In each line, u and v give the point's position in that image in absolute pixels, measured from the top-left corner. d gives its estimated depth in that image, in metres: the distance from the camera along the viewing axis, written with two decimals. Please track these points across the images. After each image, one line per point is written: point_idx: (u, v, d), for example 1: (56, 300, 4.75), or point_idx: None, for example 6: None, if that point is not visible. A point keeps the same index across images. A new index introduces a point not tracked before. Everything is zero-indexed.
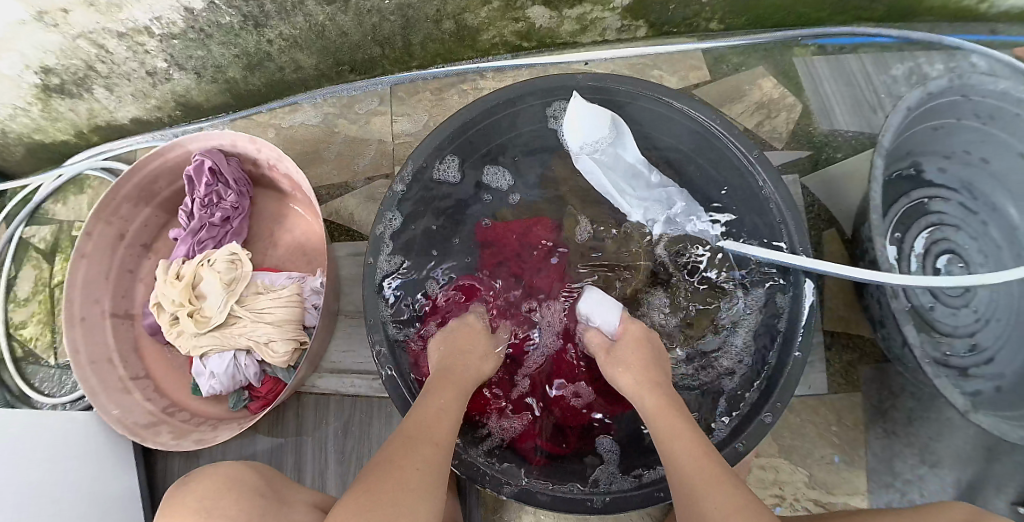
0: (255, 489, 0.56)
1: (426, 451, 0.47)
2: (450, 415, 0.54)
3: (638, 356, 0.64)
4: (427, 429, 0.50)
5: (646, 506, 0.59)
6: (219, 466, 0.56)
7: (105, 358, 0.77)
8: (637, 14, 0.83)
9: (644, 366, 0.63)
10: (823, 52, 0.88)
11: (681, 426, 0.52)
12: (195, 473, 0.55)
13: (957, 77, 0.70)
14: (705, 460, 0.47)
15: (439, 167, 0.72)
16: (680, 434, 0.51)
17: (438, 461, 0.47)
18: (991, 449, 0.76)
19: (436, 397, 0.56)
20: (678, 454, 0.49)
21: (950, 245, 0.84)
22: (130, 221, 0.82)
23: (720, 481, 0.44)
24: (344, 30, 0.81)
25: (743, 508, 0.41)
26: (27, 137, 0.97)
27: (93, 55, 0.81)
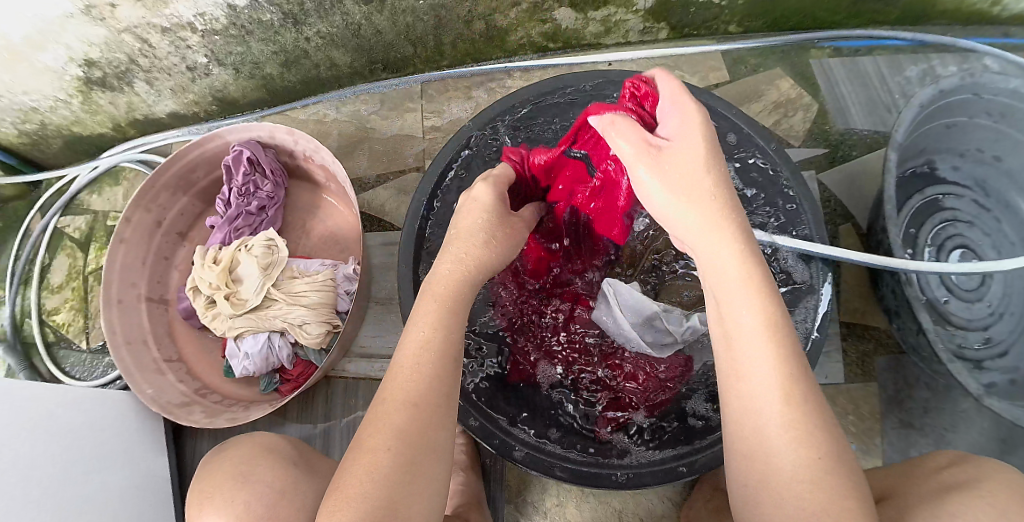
0: (288, 458, 0.56)
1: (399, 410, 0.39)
2: (425, 344, 0.42)
3: (718, 200, 0.39)
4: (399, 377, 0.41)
5: (669, 481, 0.58)
6: (250, 437, 0.58)
7: (140, 339, 0.79)
8: (658, 16, 0.87)
9: (731, 238, 0.38)
10: (837, 55, 0.91)
11: (746, 341, 0.36)
12: (230, 443, 0.58)
13: (969, 75, 0.73)
14: (791, 398, 0.34)
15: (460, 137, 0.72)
16: (750, 353, 0.36)
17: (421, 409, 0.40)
18: (1006, 439, 0.77)
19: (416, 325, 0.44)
20: (757, 382, 0.35)
21: (963, 240, 0.86)
22: (168, 208, 0.85)
23: (808, 438, 0.34)
24: (379, 29, 0.85)
25: (822, 484, 0.33)
26: (66, 129, 1.01)
27: (136, 49, 0.84)
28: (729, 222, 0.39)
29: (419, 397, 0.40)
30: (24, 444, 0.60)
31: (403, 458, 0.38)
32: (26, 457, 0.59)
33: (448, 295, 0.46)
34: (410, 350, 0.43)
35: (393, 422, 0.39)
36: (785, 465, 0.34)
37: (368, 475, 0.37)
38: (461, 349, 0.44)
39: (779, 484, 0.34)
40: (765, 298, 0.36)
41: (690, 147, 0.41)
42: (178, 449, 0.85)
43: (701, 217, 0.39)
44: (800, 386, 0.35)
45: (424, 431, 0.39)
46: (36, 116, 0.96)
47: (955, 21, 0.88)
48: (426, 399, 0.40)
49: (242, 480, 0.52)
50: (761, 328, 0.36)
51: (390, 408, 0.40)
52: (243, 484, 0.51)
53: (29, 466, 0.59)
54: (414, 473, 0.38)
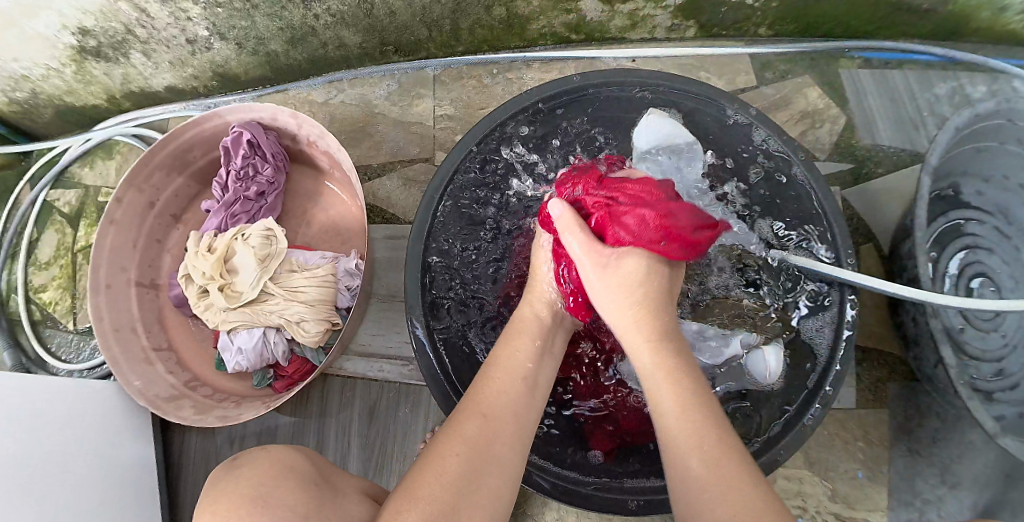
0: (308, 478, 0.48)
1: (472, 423, 0.43)
2: (518, 377, 0.48)
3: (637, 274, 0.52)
4: (500, 401, 0.45)
5: (676, 512, 0.55)
6: (274, 450, 0.49)
7: (129, 327, 0.76)
8: (688, 14, 0.82)
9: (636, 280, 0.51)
10: (868, 66, 0.86)
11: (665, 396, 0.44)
12: (242, 455, 0.47)
13: (1005, 101, 0.69)
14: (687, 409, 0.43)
15: (484, 135, 0.68)
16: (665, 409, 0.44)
17: (487, 439, 0.42)
18: (1010, 474, 0.75)
19: (514, 353, 0.50)
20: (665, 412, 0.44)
21: (983, 268, 0.82)
22: (162, 189, 0.80)
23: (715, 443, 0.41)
24: (393, 10, 0.80)
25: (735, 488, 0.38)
26: (58, 99, 0.95)
27: (134, 19, 0.79)
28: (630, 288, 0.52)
29: (505, 396, 0.46)
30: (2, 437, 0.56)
31: (479, 439, 0.42)
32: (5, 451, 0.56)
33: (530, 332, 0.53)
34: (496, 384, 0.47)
35: (487, 409, 0.44)
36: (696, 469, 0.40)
37: (449, 449, 0.41)
38: (534, 381, 0.49)
39: (696, 485, 0.39)
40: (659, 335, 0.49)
41: (625, 273, 0.52)
42: (165, 439, 0.82)
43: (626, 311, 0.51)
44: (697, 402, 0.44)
45: (492, 446, 0.42)
46: (26, 84, 0.91)
47: (987, 40, 0.82)
48: (510, 407, 0.45)
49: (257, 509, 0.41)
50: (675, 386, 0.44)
51: (481, 399, 0.46)
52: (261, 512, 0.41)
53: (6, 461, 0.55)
54: (481, 446, 0.41)
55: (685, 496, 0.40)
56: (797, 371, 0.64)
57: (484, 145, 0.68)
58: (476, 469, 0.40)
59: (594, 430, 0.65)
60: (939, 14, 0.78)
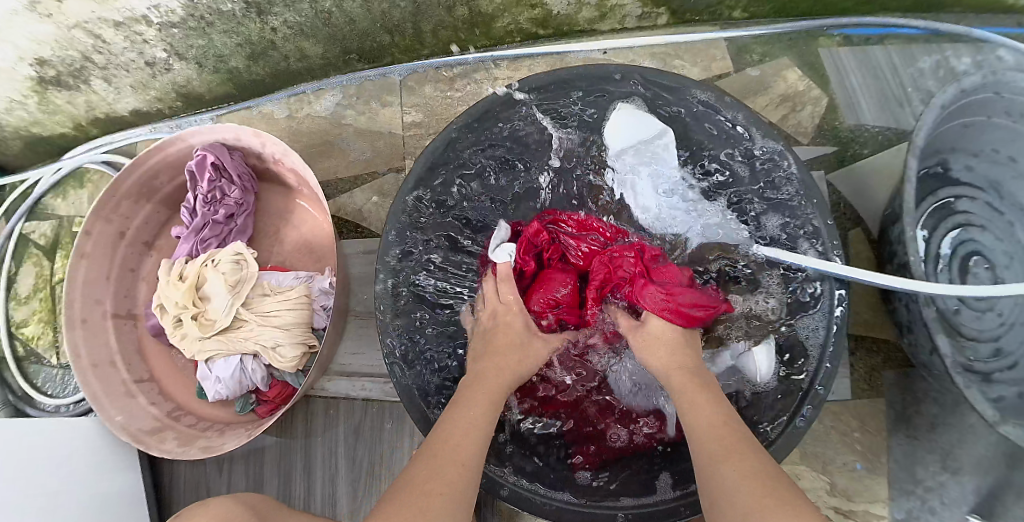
0: None
1: (443, 454, 0.45)
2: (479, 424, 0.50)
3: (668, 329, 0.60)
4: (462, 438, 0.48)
5: (669, 521, 0.55)
6: (223, 498, 0.50)
7: (108, 360, 0.75)
8: (658, 0, 0.79)
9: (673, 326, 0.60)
10: (848, 43, 0.83)
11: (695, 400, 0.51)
12: (181, 512, 0.47)
13: (991, 73, 0.63)
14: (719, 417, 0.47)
15: (448, 140, 0.65)
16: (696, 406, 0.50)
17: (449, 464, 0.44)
18: (1014, 455, 0.73)
19: (475, 405, 0.52)
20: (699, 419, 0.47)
21: (975, 246, 0.79)
22: (131, 218, 0.79)
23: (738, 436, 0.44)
24: (352, 17, 0.77)
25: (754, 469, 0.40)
26: (25, 130, 0.94)
27: (89, 45, 0.77)
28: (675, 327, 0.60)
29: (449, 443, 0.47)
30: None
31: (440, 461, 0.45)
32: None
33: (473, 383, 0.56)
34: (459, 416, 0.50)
35: (432, 461, 0.44)
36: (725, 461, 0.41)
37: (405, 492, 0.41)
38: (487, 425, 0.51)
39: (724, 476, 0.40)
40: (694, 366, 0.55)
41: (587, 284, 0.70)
42: (154, 468, 0.82)
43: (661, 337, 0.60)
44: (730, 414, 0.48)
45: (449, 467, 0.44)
46: None
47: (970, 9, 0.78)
48: (456, 452, 0.46)
49: None
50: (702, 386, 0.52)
51: (433, 449, 0.46)
52: None
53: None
54: (433, 495, 0.41)
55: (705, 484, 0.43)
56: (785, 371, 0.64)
57: (449, 152, 0.65)
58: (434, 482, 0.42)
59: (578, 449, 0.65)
60: None
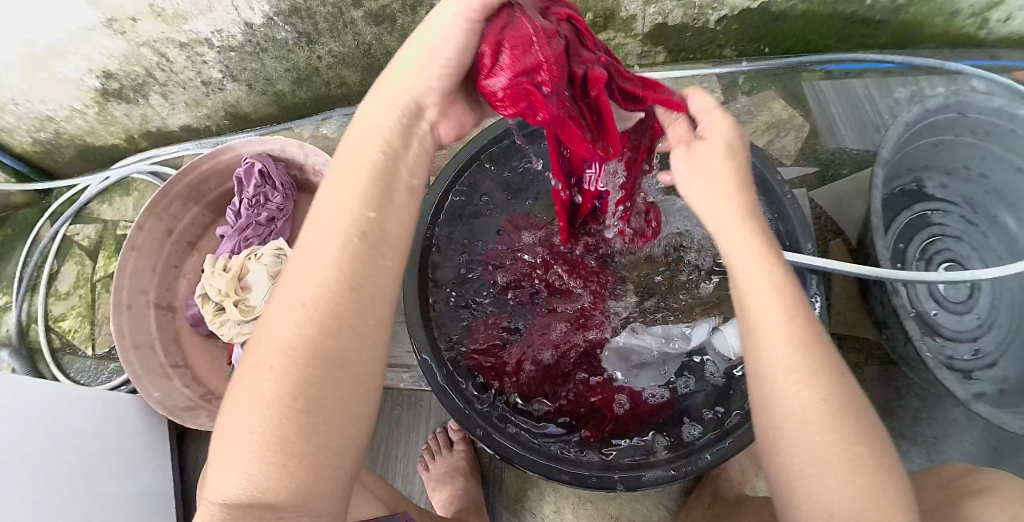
0: None
1: (287, 333, 0.32)
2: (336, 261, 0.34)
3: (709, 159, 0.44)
4: (322, 303, 0.33)
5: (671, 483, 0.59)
6: None
7: (148, 344, 0.81)
8: (656, 40, 0.91)
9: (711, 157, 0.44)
10: (829, 77, 0.95)
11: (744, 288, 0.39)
12: None
13: (952, 95, 0.75)
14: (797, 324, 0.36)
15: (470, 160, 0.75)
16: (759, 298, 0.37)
17: (297, 348, 0.32)
18: (998, 449, 0.78)
19: (322, 235, 0.35)
20: (766, 324, 0.36)
21: (951, 254, 0.88)
22: (179, 218, 0.87)
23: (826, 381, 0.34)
24: (389, 50, 0.89)
25: (841, 428, 0.33)
26: (80, 139, 1.04)
27: (154, 63, 0.87)
28: (740, 194, 0.43)
29: (303, 304, 0.33)
30: (19, 434, 0.59)
31: (301, 350, 0.32)
32: (23, 448, 0.59)
33: (355, 197, 0.36)
34: (308, 273, 0.34)
35: (277, 343, 0.32)
36: (798, 414, 0.33)
37: (255, 408, 0.31)
38: (377, 235, 0.36)
39: (800, 431, 0.33)
40: (774, 265, 0.38)
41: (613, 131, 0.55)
42: (179, 452, 0.86)
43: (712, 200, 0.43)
44: (808, 322, 0.36)
45: (311, 362, 0.32)
46: (51, 125, 0.99)
47: (943, 44, 0.91)
48: (329, 317, 0.33)
49: None
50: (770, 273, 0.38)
51: (275, 330, 0.33)
52: None
53: (26, 458, 0.59)
54: (324, 407, 0.32)
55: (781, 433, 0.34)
56: None
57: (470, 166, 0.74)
58: (302, 387, 0.31)
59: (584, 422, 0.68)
60: (893, 24, 0.87)
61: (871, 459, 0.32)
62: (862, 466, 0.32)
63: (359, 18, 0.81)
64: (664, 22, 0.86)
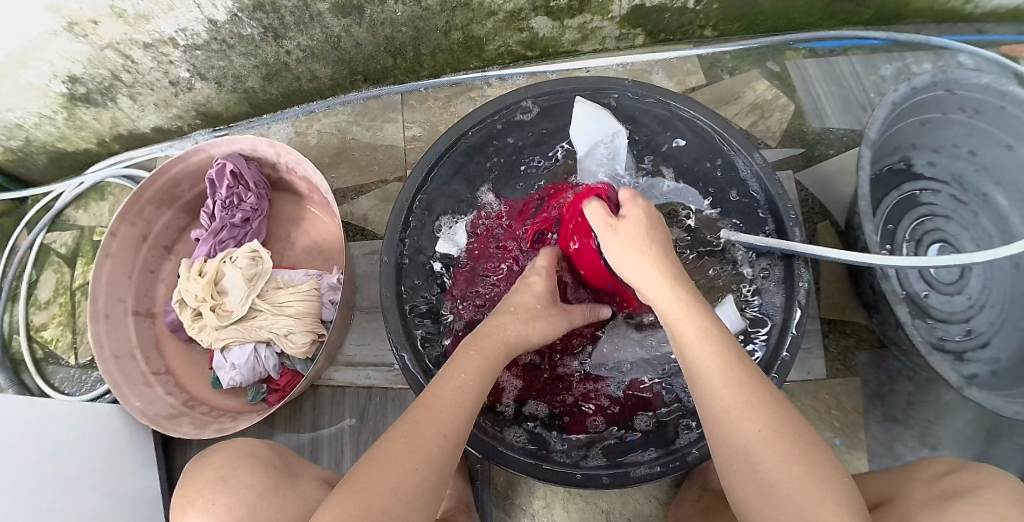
0: (266, 462, 0.58)
1: (435, 442, 0.43)
2: (471, 396, 0.48)
3: (637, 213, 0.55)
4: (446, 419, 0.45)
5: (665, 475, 0.58)
6: (234, 441, 0.61)
7: (128, 353, 0.80)
8: (633, 22, 0.88)
9: (641, 224, 0.54)
10: (813, 55, 0.93)
11: (690, 333, 0.46)
12: (212, 448, 0.61)
13: (940, 72, 0.72)
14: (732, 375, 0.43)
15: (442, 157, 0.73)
16: (697, 348, 0.45)
17: (443, 452, 0.43)
18: (990, 430, 0.77)
19: (459, 371, 0.49)
20: (704, 375, 0.44)
21: (941, 234, 0.86)
22: (153, 222, 0.86)
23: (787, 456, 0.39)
24: (359, 41, 0.87)
25: (786, 444, 0.39)
26: (50, 145, 1.01)
27: (119, 65, 0.85)
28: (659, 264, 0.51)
29: (458, 408, 0.46)
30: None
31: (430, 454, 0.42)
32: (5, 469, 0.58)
33: (490, 356, 0.52)
34: (451, 399, 0.47)
35: (436, 426, 0.44)
36: (749, 433, 0.41)
37: (383, 489, 0.39)
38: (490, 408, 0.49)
39: (751, 448, 0.40)
40: (698, 312, 0.47)
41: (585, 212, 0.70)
42: (167, 458, 0.86)
43: (641, 268, 0.51)
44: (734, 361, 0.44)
45: (423, 468, 0.41)
46: (20, 133, 0.97)
47: (928, 19, 0.90)
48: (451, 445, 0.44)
49: (223, 484, 0.54)
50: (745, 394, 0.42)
51: (432, 419, 0.44)
52: (223, 487, 0.54)
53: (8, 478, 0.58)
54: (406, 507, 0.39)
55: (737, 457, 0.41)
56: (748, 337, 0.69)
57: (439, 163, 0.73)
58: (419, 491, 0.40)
59: (570, 424, 0.69)
60: None
61: (835, 484, 0.38)
62: (805, 473, 0.38)
63: (326, 11, 0.79)
64: (640, 3, 0.84)
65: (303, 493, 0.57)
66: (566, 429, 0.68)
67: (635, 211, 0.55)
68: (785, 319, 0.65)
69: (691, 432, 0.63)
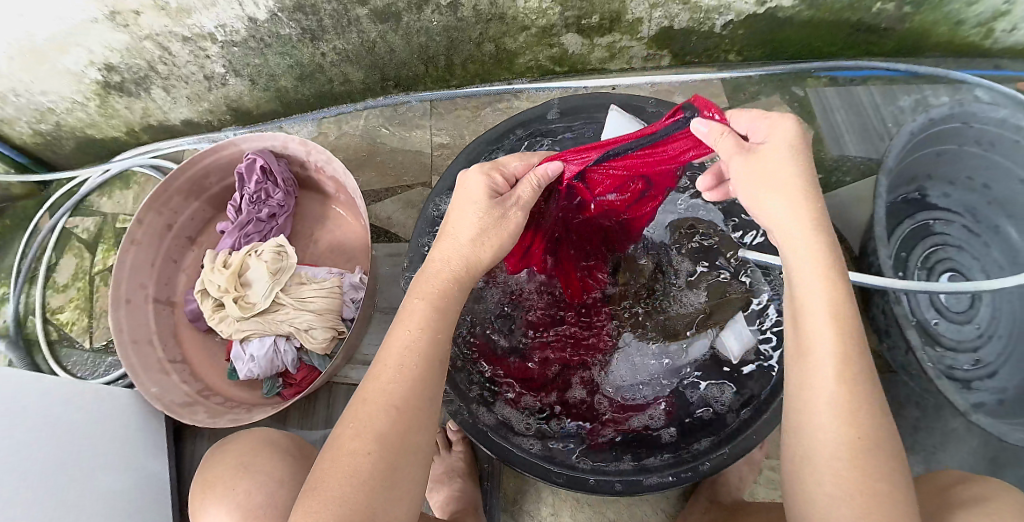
0: (286, 450, 0.59)
1: (383, 418, 0.40)
2: (422, 357, 0.44)
3: (788, 141, 0.42)
4: (397, 389, 0.42)
5: (677, 485, 0.59)
6: (251, 431, 0.60)
7: (146, 339, 0.81)
8: (661, 44, 0.91)
9: (791, 152, 0.42)
10: (834, 84, 0.95)
11: (811, 296, 0.39)
12: (231, 437, 0.61)
13: (957, 104, 0.74)
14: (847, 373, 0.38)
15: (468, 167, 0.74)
16: (816, 319, 0.39)
17: (402, 428, 0.41)
18: (994, 459, 0.77)
19: (405, 332, 0.44)
20: (819, 354, 0.38)
21: (951, 264, 0.87)
22: (179, 212, 0.87)
23: (866, 461, 0.36)
24: (393, 47, 0.89)
25: (861, 463, 0.36)
26: (80, 131, 1.03)
27: (156, 56, 0.87)
28: (807, 209, 0.41)
29: (405, 374, 0.42)
30: (12, 431, 0.58)
31: (392, 435, 0.40)
32: (23, 446, 0.59)
33: (438, 297, 0.47)
34: (392, 370, 0.43)
35: (385, 398, 0.41)
36: (829, 444, 0.37)
37: (342, 481, 0.38)
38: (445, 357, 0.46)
39: (827, 440, 0.37)
40: (839, 284, 0.39)
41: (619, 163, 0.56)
42: (176, 446, 0.86)
43: (778, 203, 0.41)
44: (859, 353, 0.38)
45: (380, 449, 0.39)
46: (52, 117, 0.98)
47: (947, 54, 0.92)
48: (408, 416, 0.41)
49: (245, 469, 0.55)
50: (849, 387, 0.37)
51: (379, 392, 0.42)
52: (245, 472, 0.54)
53: (26, 455, 0.59)
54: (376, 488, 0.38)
55: (809, 440, 0.38)
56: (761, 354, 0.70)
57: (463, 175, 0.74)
58: (387, 471, 0.39)
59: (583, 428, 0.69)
60: (897, 32, 0.88)
61: (902, 504, 0.35)
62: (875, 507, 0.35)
63: (364, 16, 0.81)
64: (670, 26, 0.86)
65: None
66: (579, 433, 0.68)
67: (779, 133, 0.43)
68: None
69: (705, 443, 0.63)
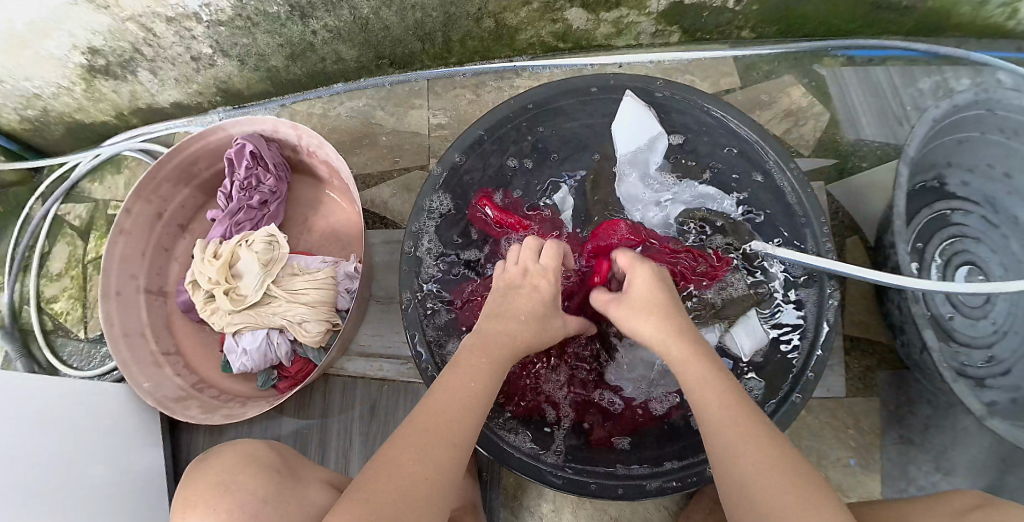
0: (271, 465, 0.57)
1: (439, 450, 0.41)
2: (479, 401, 0.46)
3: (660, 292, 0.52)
4: (453, 423, 0.43)
5: (682, 490, 0.56)
6: (236, 443, 0.59)
7: (138, 331, 0.79)
8: (670, 19, 0.85)
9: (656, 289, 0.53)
10: (851, 63, 0.89)
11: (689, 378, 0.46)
12: (212, 453, 0.59)
13: (982, 91, 0.69)
14: (735, 409, 0.43)
15: (465, 152, 0.70)
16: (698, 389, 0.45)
17: (452, 463, 0.41)
18: (1005, 458, 0.73)
19: (464, 377, 0.47)
20: (705, 412, 0.43)
21: (971, 257, 0.83)
22: (169, 200, 0.84)
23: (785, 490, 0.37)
24: (387, 24, 0.84)
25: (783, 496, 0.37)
26: (68, 116, 1.00)
27: (140, 38, 0.83)
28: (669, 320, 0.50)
29: (466, 414, 0.44)
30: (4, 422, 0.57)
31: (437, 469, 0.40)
32: (21, 439, 0.58)
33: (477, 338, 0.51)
34: (454, 401, 0.45)
35: (445, 428, 0.42)
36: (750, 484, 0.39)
37: (394, 495, 0.38)
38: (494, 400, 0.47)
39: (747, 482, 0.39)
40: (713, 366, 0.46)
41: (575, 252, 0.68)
42: (172, 438, 0.85)
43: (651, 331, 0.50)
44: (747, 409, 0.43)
45: (431, 479, 0.39)
46: (38, 103, 0.95)
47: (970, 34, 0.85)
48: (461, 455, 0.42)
49: (226, 488, 0.52)
50: (745, 431, 0.41)
51: (434, 418, 0.43)
52: (225, 492, 0.52)
53: (19, 447, 0.58)
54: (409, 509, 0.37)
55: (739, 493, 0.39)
56: (772, 352, 0.67)
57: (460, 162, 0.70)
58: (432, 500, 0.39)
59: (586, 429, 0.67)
60: (921, 8, 0.81)
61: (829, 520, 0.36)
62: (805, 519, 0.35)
63: None
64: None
65: (308, 497, 0.55)
66: (580, 433, 0.66)
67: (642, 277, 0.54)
68: (825, 333, 0.60)
69: None
